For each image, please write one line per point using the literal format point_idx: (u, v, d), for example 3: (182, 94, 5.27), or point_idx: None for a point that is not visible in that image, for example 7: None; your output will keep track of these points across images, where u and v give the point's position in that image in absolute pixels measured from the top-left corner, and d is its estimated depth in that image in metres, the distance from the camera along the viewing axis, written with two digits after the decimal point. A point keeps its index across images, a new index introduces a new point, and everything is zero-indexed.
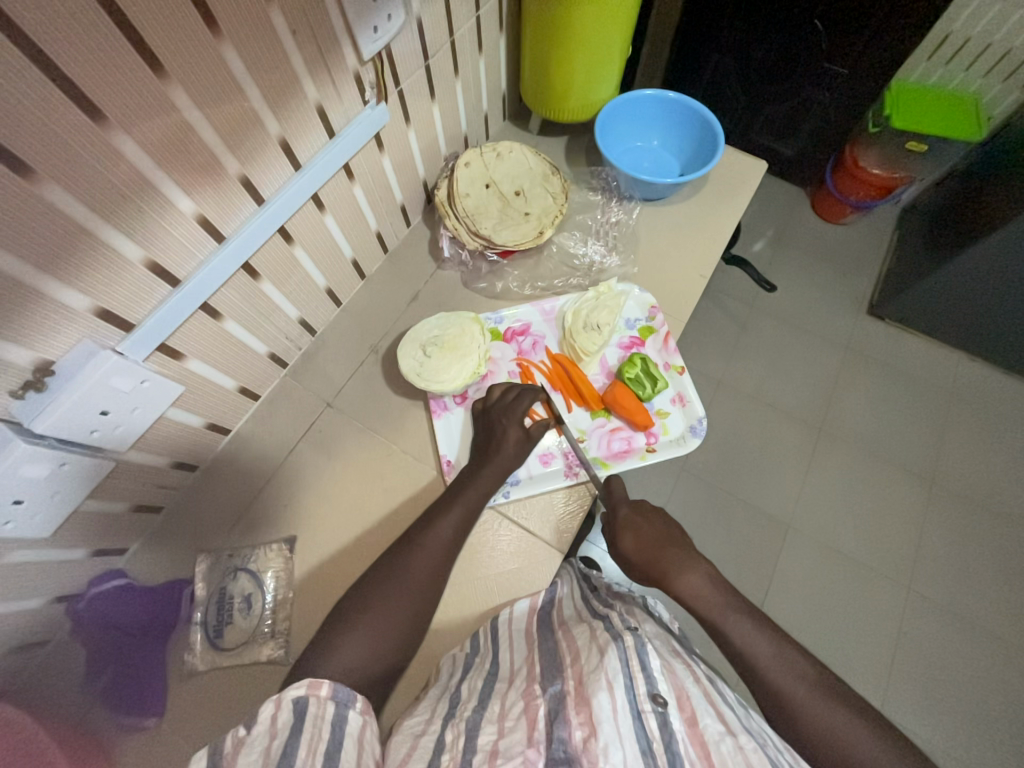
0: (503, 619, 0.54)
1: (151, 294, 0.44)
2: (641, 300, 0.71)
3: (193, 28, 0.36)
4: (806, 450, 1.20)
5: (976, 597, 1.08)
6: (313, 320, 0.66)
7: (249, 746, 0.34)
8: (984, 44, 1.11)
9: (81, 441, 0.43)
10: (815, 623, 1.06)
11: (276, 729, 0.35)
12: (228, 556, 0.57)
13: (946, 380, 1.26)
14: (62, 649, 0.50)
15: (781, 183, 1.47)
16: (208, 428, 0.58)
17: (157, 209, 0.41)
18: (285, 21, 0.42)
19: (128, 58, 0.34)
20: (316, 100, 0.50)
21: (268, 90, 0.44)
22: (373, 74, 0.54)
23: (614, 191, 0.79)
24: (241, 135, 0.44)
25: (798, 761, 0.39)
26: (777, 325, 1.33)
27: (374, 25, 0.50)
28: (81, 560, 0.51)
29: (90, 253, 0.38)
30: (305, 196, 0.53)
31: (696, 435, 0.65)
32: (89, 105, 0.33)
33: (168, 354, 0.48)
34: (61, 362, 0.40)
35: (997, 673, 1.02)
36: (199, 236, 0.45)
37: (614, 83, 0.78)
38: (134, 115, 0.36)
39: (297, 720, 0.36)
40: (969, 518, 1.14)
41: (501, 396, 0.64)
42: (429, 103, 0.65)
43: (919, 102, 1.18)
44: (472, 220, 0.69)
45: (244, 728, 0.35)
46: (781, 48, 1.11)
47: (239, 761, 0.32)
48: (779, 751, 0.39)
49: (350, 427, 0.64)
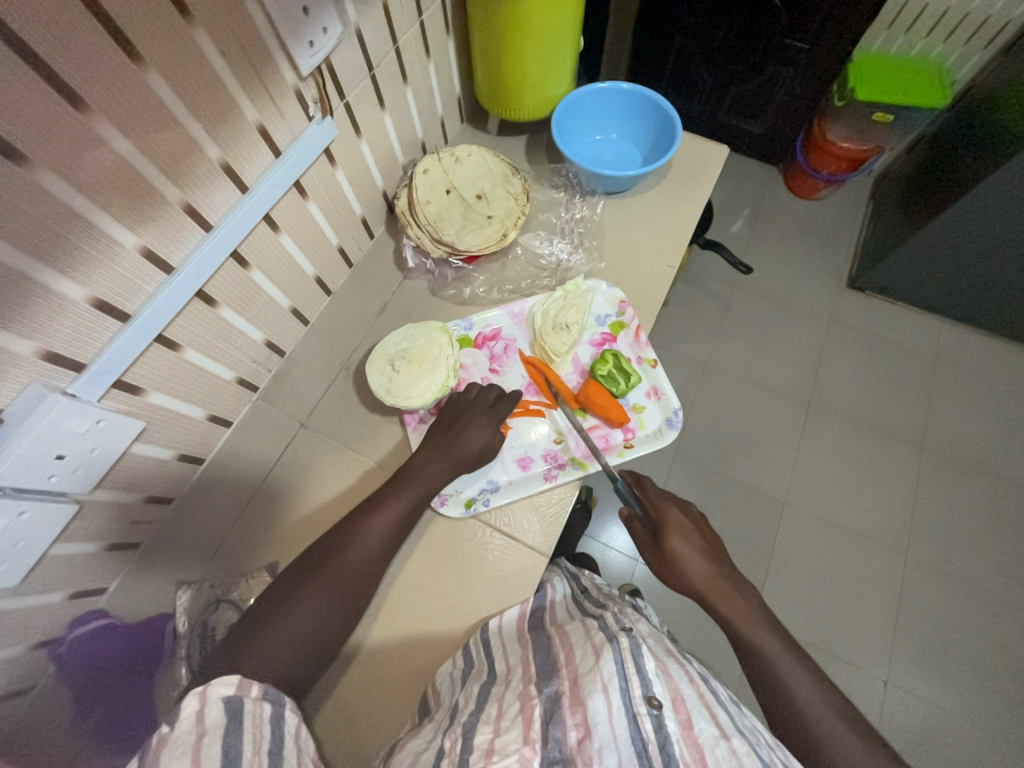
0: (492, 628, 0.53)
1: (100, 332, 0.43)
2: (609, 296, 0.71)
3: (113, 57, 0.35)
4: (796, 427, 1.20)
5: (973, 559, 1.09)
6: (280, 341, 0.65)
7: (174, 743, 0.34)
8: (942, 8, 1.11)
9: (40, 487, 0.43)
10: (815, 599, 1.06)
11: (202, 729, 0.34)
12: (210, 588, 0.57)
13: (929, 346, 1.26)
14: (47, 694, 0.49)
15: (754, 162, 1.47)
16: (181, 459, 0.57)
17: (96, 245, 0.40)
18: (213, 44, 0.42)
19: (45, 95, 0.33)
20: (257, 120, 0.49)
21: (203, 114, 0.44)
22: (316, 90, 0.53)
23: (577, 187, 0.79)
24: (178, 162, 0.43)
25: (790, 759, 0.40)
26: (759, 304, 1.33)
27: (309, 39, 0.49)
28: (58, 604, 0.50)
29: (26, 297, 0.37)
30: (255, 218, 0.52)
31: (673, 427, 0.65)
32: (7, 147, 0.32)
33: (127, 391, 0.47)
34: (10, 409, 0.39)
35: (998, 633, 1.03)
36: (146, 269, 0.44)
37: (567, 78, 0.77)
38: (61, 155, 0.35)
39: (230, 720, 0.36)
40: (962, 482, 1.15)
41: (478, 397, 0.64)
42: (380, 112, 0.64)
43: (883, 73, 1.18)
44: (435, 227, 0.68)
45: (168, 725, 0.35)
46: (741, 27, 1.10)
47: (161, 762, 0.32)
48: (771, 749, 0.40)
49: (326, 446, 0.64)
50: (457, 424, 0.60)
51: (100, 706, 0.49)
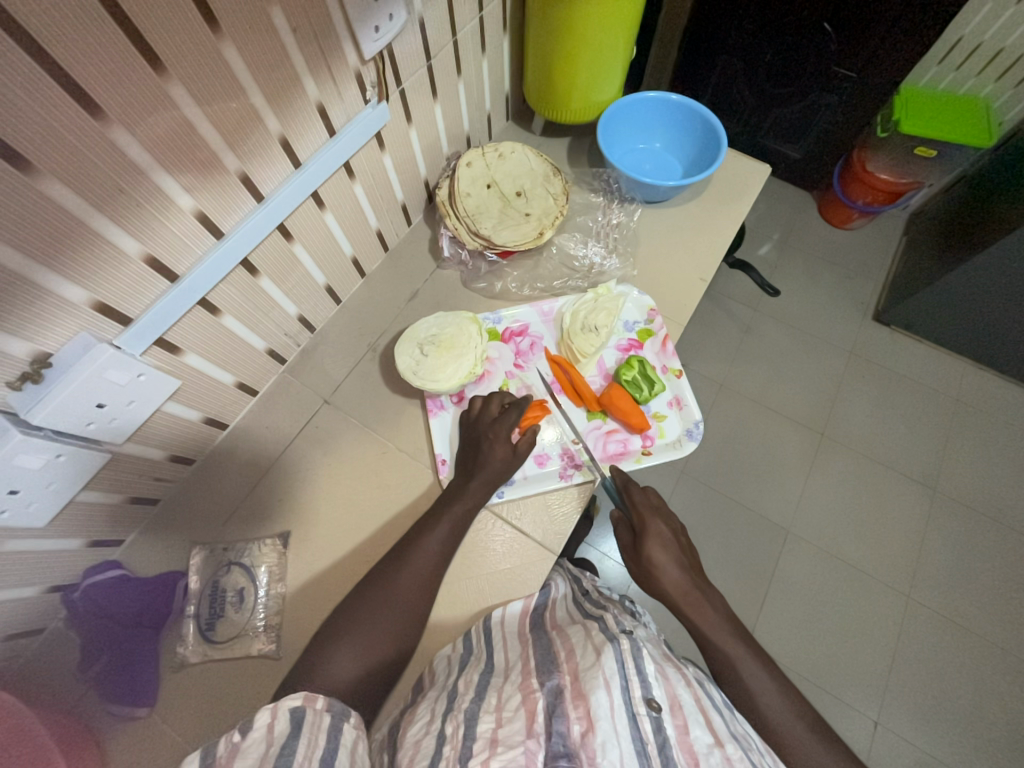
0: (495, 619, 0.54)
1: (148, 288, 0.44)
2: (639, 303, 0.71)
3: (193, 25, 0.37)
4: (808, 456, 1.19)
5: (978, 607, 1.07)
6: (312, 317, 0.66)
7: (244, 753, 0.34)
8: (997, 48, 1.10)
9: (77, 433, 0.44)
10: (812, 630, 1.05)
11: (271, 738, 0.35)
12: (223, 549, 0.58)
13: (951, 388, 1.25)
14: (57, 637, 0.50)
15: (788, 186, 1.46)
16: (206, 423, 0.59)
17: (155, 204, 0.41)
18: (285, 20, 0.43)
19: (126, 53, 0.34)
20: (317, 98, 0.50)
21: (268, 87, 0.45)
22: (375, 74, 0.54)
23: (615, 193, 0.79)
24: (239, 131, 0.44)
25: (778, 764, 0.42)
26: (781, 328, 1.32)
27: (376, 24, 0.50)
28: (76, 550, 0.51)
29: (86, 247, 0.38)
30: (304, 194, 0.53)
31: (693, 438, 0.65)
32: (88, 100, 0.34)
33: (166, 349, 0.48)
34: (58, 354, 0.40)
35: (998, 685, 1.01)
36: (198, 232, 0.46)
37: (616, 85, 0.78)
38: (136, 114, 0.37)
39: (293, 728, 0.36)
40: (973, 527, 1.13)
41: (485, 412, 0.62)
42: (431, 102, 0.65)
43: (930, 107, 1.17)
44: (472, 219, 0.69)
45: (239, 734, 0.35)
46: (790, 51, 1.10)
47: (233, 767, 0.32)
48: (761, 755, 0.41)
49: (347, 424, 0.65)
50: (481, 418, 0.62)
51: (105, 654, 0.50)
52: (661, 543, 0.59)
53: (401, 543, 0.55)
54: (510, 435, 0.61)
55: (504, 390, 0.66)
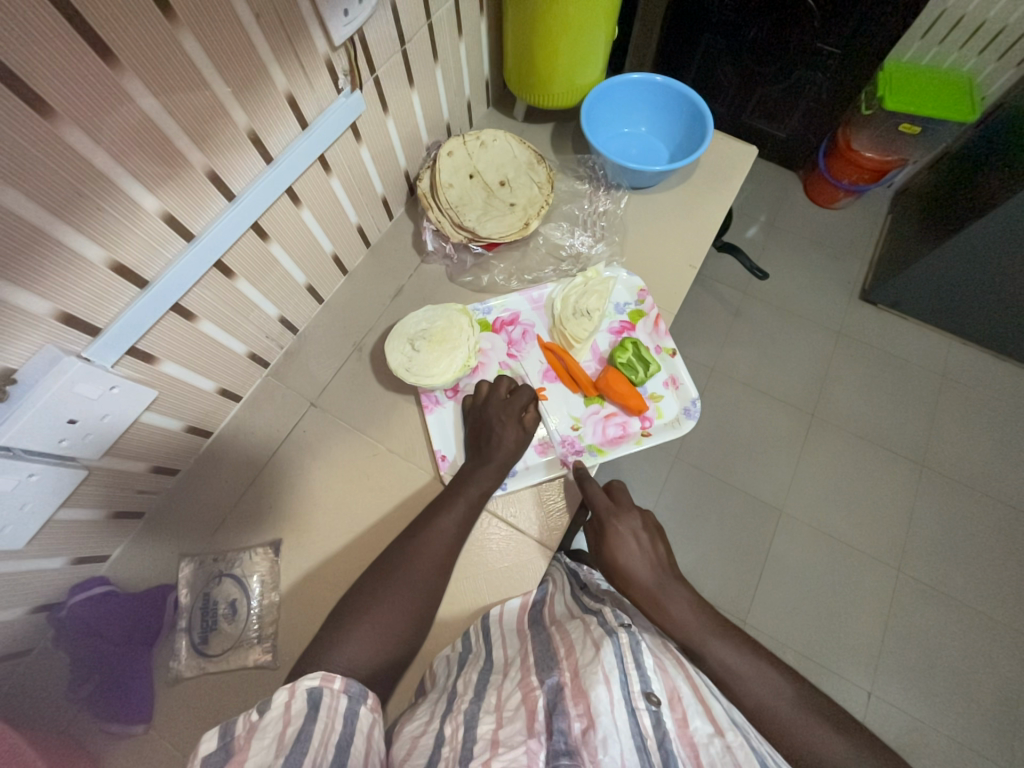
0: (493, 616, 0.53)
1: (117, 296, 0.42)
2: (629, 284, 0.71)
3: (146, 14, 0.34)
4: (799, 437, 1.20)
5: (966, 577, 1.09)
6: (294, 318, 0.64)
7: (262, 731, 0.34)
8: (979, 21, 1.09)
9: (49, 451, 0.42)
10: (805, 607, 1.07)
11: (289, 716, 0.35)
12: (213, 560, 0.57)
13: (938, 364, 1.26)
14: (45, 658, 0.48)
15: (774, 166, 1.45)
16: (188, 431, 0.57)
17: (118, 207, 0.39)
18: (247, 6, 0.40)
19: (73, 44, 0.32)
20: (286, 89, 0.47)
21: (233, 78, 0.42)
22: (347, 61, 0.52)
23: (601, 180, 0.78)
24: (205, 126, 0.42)
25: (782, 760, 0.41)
26: (770, 311, 1.32)
27: (344, 8, 0.48)
28: (61, 569, 0.50)
29: (45, 256, 0.36)
30: (277, 191, 0.51)
31: (690, 416, 0.65)
32: (35, 98, 0.31)
33: (140, 358, 0.46)
34: (23, 371, 0.38)
35: (985, 652, 1.04)
36: (166, 235, 0.43)
37: (598, 67, 0.75)
38: (90, 111, 0.34)
39: (310, 710, 0.37)
40: (960, 500, 1.15)
41: (494, 393, 0.63)
42: (408, 90, 0.63)
43: (914, 83, 1.16)
44: (456, 211, 0.67)
45: (257, 712, 0.35)
46: (773, 28, 1.08)
47: (251, 750, 0.33)
48: (763, 744, 0.41)
49: (335, 426, 0.63)
50: (475, 415, 0.61)
51: (98, 671, 0.49)
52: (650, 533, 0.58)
53: (396, 546, 0.54)
54: (520, 417, 0.61)
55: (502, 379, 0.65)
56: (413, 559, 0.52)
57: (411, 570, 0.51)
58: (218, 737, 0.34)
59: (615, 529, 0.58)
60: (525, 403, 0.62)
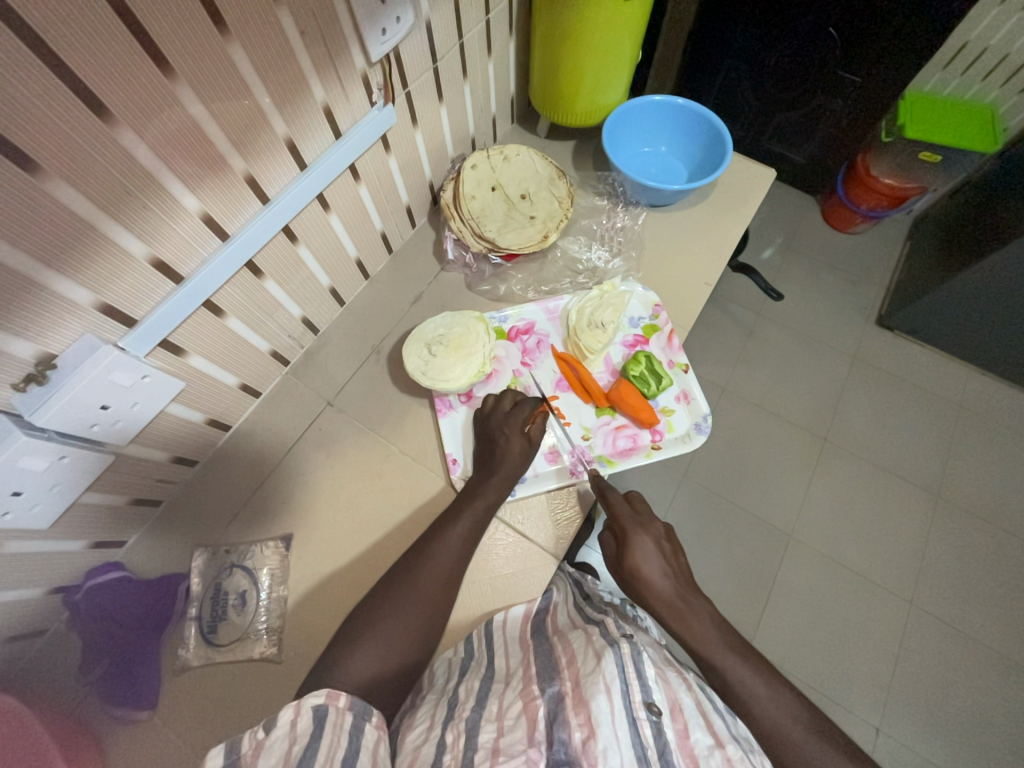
0: (497, 623, 0.53)
1: (154, 290, 0.44)
2: (644, 298, 0.71)
3: (202, 29, 0.37)
4: (811, 460, 1.19)
5: (981, 613, 1.06)
6: (316, 319, 0.66)
7: (268, 749, 0.35)
8: (1002, 53, 1.10)
9: (82, 434, 0.44)
10: (812, 635, 1.05)
11: (293, 735, 0.36)
12: (225, 552, 0.58)
13: (955, 393, 1.24)
14: (59, 638, 0.51)
15: (792, 190, 1.46)
16: (209, 424, 0.58)
17: (161, 206, 0.41)
18: (294, 23, 0.43)
19: (136, 56, 0.34)
20: (324, 100, 0.50)
21: (276, 90, 0.45)
22: (381, 77, 0.54)
23: (620, 197, 0.79)
24: (246, 132, 0.44)
25: None
26: (784, 332, 1.31)
27: (382, 27, 0.50)
28: (79, 551, 0.51)
29: (92, 249, 0.38)
30: (309, 196, 0.53)
31: (701, 432, 0.65)
32: (97, 103, 0.34)
33: (171, 351, 0.48)
34: (63, 357, 0.40)
35: (999, 693, 1.00)
36: (204, 233, 0.46)
37: (621, 88, 0.77)
38: (144, 117, 0.37)
39: (316, 726, 0.37)
40: (976, 533, 1.12)
41: (497, 409, 0.63)
42: (437, 104, 0.65)
43: (934, 113, 1.17)
44: (477, 222, 0.69)
45: (262, 730, 0.36)
46: (794, 55, 1.10)
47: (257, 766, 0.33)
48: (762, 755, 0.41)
49: (350, 426, 0.64)
50: (487, 422, 0.62)
51: (106, 658, 0.50)
52: (660, 543, 0.58)
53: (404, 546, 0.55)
54: (523, 429, 0.61)
55: (514, 388, 0.66)
56: (421, 559, 0.53)
57: (418, 571, 0.52)
58: (224, 754, 0.34)
59: (637, 538, 0.57)
60: (528, 416, 0.62)
